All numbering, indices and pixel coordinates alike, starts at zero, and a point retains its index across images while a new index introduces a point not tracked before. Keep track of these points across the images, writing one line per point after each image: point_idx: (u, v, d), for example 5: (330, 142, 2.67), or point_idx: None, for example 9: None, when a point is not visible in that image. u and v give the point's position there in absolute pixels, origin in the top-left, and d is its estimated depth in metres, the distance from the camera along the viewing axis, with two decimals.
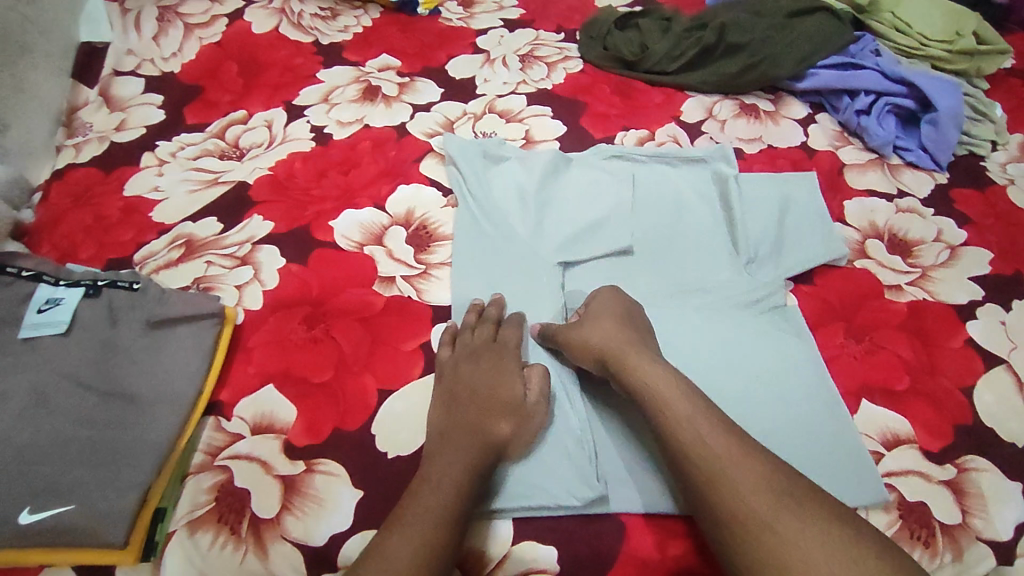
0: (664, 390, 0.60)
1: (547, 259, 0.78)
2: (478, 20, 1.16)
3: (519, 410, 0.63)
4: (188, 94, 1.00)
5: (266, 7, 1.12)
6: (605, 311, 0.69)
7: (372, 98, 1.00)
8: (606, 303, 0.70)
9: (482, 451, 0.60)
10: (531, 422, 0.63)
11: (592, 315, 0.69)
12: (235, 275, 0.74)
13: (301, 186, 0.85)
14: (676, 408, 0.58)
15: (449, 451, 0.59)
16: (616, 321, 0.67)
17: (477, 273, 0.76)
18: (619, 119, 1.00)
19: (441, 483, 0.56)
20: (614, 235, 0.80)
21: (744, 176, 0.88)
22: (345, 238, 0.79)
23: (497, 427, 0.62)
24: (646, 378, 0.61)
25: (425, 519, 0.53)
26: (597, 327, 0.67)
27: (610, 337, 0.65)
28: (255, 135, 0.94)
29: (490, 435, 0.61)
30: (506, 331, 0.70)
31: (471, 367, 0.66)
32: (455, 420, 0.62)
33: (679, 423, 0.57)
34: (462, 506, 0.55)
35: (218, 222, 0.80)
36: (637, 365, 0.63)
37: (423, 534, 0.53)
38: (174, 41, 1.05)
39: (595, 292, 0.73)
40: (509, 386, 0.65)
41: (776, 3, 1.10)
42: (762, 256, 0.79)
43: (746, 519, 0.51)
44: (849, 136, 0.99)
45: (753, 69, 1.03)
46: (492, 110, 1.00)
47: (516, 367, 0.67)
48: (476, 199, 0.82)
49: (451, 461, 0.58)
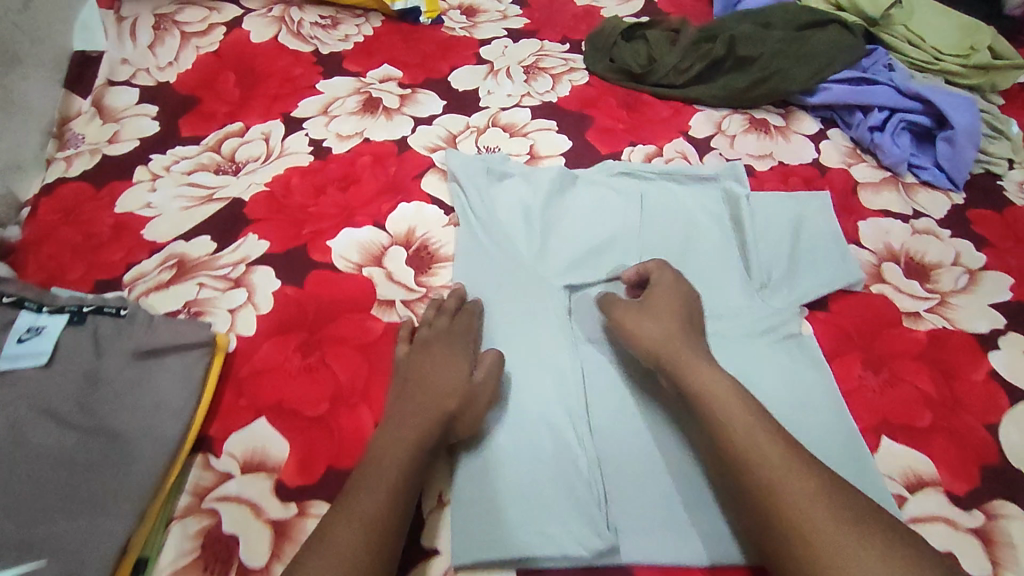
0: (723, 399, 0.59)
1: (552, 283, 0.75)
2: (481, 30, 1.14)
3: (465, 387, 0.62)
4: (185, 106, 0.97)
5: (265, 15, 1.09)
6: (669, 306, 0.68)
7: (373, 111, 0.98)
8: (670, 293, 0.69)
9: (426, 433, 0.58)
10: (476, 401, 0.62)
11: (654, 308, 0.68)
12: (228, 298, 0.71)
13: (298, 203, 0.83)
14: (732, 417, 0.58)
15: (395, 431, 0.58)
16: (675, 319, 0.67)
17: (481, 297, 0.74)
18: (626, 134, 0.97)
19: (382, 468, 0.56)
20: (621, 259, 0.79)
21: (755, 196, 0.85)
22: (343, 260, 0.76)
23: (442, 403, 0.60)
24: (703, 386, 0.61)
25: (370, 500, 0.53)
26: (656, 323, 0.67)
27: (668, 339, 0.65)
28: (252, 148, 0.91)
29: (433, 418, 0.59)
30: (462, 318, 0.69)
31: (420, 358, 0.65)
32: (400, 407, 0.61)
33: (735, 431, 0.57)
34: (408, 484, 0.55)
35: (212, 241, 0.77)
36: (692, 368, 0.62)
37: (370, 513, 0.52)
38: (170, 50, 1.02)
39: (660, 265, 0.73)
40: (453, 371, 0.63)
41: (786, 15, 1.07)
42: (774, 282, 0.76)
43: (807, 530, 0.51)
44: (861, 152, 0.97)
45: (764, 83, 1.00)
46: (496, 124, 0.97)
47: (465, 351, 0.66)
48: (479, 218, 0.80)
49: (397, 441, 0.57)
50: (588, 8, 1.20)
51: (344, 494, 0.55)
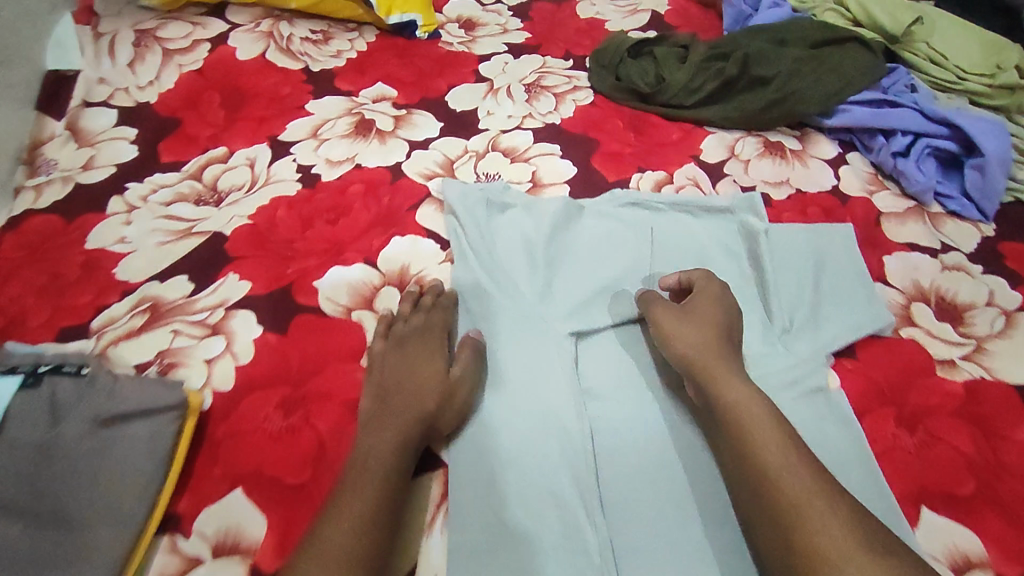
0: (752, 410, 0.58)
1: (557, 330, 0.69)
2: (481, 45, 1.08)
3: (442, 383, 0.63)
4: (166, 129, 0.91)
5: (252, 30, 1.03)
6: (708, 316, 0.66)
7: (365, 133, 0.92)
8: (707, 302, 0.68)
9: (411, 427, 0.59)
10: (454, 397, 0.62)
11: (691, 317, 0.66)
12: (205, 347, 0.66)
13: (283, 238, 0.78)
14: (760, 433, 0.56)
15: (379, 429, 0.58)
16: (713, 330, 0.65)
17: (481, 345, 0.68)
18: (634, 159, 0.91)
19: (371, 464, 0.55)
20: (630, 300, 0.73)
21: (774, 230, 0.80)
22: (331, 302, 0.71)
23: (421, 401, 0.61)
24: (730, 396, 0.59)
25: (358, 502, 0.53)
26: (692, 331, 0.65)
27: (705, 348, 0.63)
28: (236, 175, 0.86)
29: (415, 413, 0.60)
30: (437, 314, 0.70)
31: (397, 357, 0.65)
32: (382, 405, 0.61)
33: (758, 443, 0.55)
34: (394, 484, 0.55)
35: (189, 281, 0.72)
36: (725, 380, 0.60)
37: (358, 513, 0.52)
38: (151, 68, 0.96)
39: (708, 277, 0.71)
40: (432, 366, 0.64)
41: (802, 32, 1.01)
42: (798, 325, 0.71)
43: (826, 555, 0.48)
44: (883, 179, 0.91)
45: (779, 105, 0.94)
46: (496, 148, 0.92)
47: (442, 348, 0.67)
48: (477, 256, 0.75)
49: (379, 438, 0.57)
50: (592, 21, 1.14)
51: (331, 496, 0.54)
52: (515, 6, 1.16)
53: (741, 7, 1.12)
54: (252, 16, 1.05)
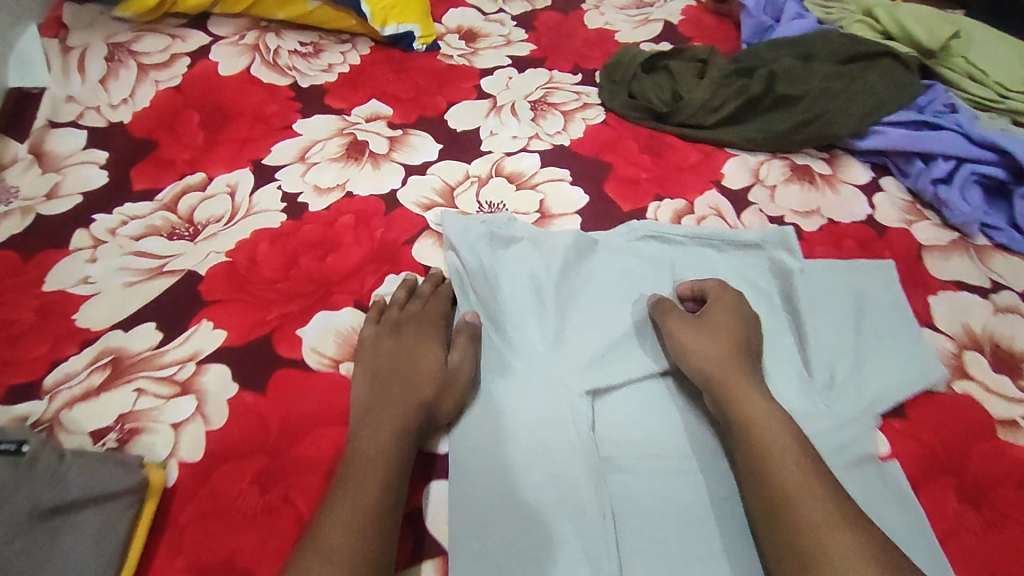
0: (772, 424, 0.55)
1: (572, 388, 0.62)
2: (482, 58, 1.00)
3: (440, 370, 0.60)
4: (139, 151, 0.83)
5: (236, 43, 0.95)
6: (727, 326, 0.64)
7: (358, 156, 0.85)
8: (724, 308, 0.66)
9: (410, 415, 0.57)
10: (454, 385, 0.60)
11: (709, 325, 0.64)
12: (172, 408, 0.59)
13: (265, 277, 0.70)
14: (772, 440, 0.54)
15: (381, 419, 0.56)
16: (732, 342, 0.62)
17: (489, 410, 0.61)
18: (651, 186, 0.83)
19: (370, 455, 0.53)
20: (651, 352, 0.66)
21: (809, 269, 0.73)
22: (316, 353, 0.64)
23: (420, 389, 0.59)
24: (749, 410, 0.57)
25: (362, 495, 0.50)
26: (710, 342, 0.62)
27: (722, 360, 0.61)
28: (215, 205, 0.78)
29: (413, 401, 0.58)
30: (433, 303, 0.68)
31: (391, 344, 0.63)
32: (378, 393, 0.59)
33: (772, 449, 0.54)
34: (397, 476, 0.53)
35: (158, 329, 0.64)
36: (744, 393, 0.58)
37: (361, 508, 0.50)
38: (125, 85, 0.88)
39: (721, 285, 0.69)
40: (429, 353, 0.62)
41: (828, 45, 0.94)
42: (840, 380, 0.65)
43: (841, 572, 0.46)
44: (922, 208, 0.84)
45: (807, 126, 0.87)
46: (500, 173, 0.84)
47: (438, 337, 0.65)
48: (483, 304, 0.69)
49: (379, 429, 0.55)
50: (601, 32, 1.06)
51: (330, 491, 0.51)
52: (519, 15, 1.08)
53: (761, 19, 1.04)
54: (237, 28, 0.97)
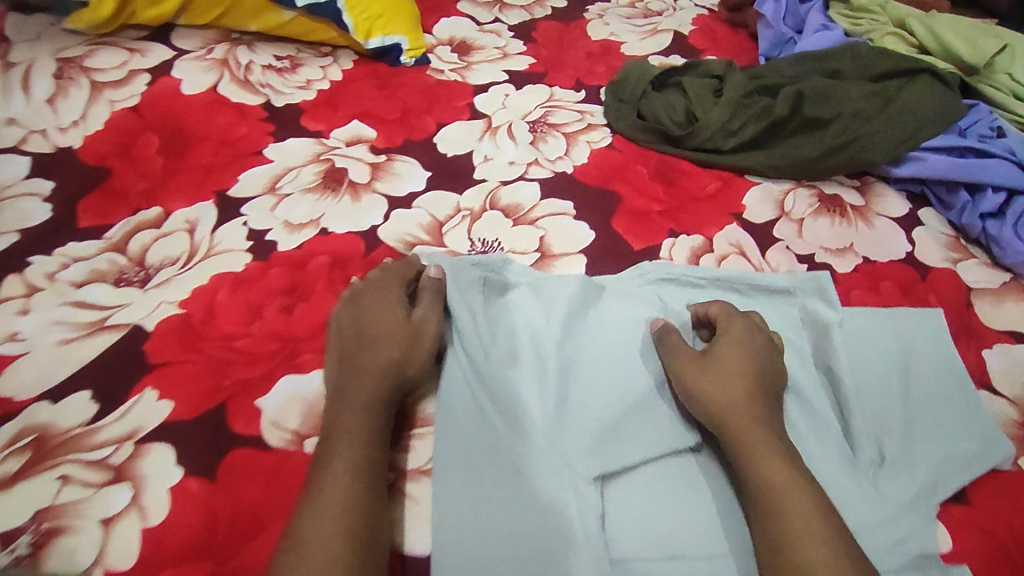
0: (798, 502, 0.49)
1: (578, 473, 0.54)
2: (477, 72, 0.91)
3: (404, 325, 0.60)
4: (88, 180, 0.73)
5: (203, 57, 0.86)
6: (737, 365, 0.57)
7: (335, 186, 0.75)
8: (733, 339, 0.60)
9: (381, 377, 0.56)
10: (421, 338, 0.59)
11: (718, 366, 0.58)
12: (102, 501, 0.51)
13: (223, 333, 0.61)
14: (768, 458, 0.52)
15: (353, 384, 0.55)
16: (746, 384, 0.56)
17: (484, 512, 0.53)
18: (663, 219, 0.74)
19: (343, 423, 0.53)
20: (670, 424, 0.58)
21: (849, 321, 0.64)
22: (278, 428, 0.56)
23: (386, 350, 0.58)
24: (771, 475, 0.51)
25: (341, 470, 0.49)
26: (723, 389, 0.56)
27: (736, 406, 0.55)
28: (170, 244, 0.68)
29: (382, 357, 0.57)
30: (400, 266, 0.66)
31: (354, 310, 0.61)
32: (346, 364, 0.57)
33: (760, 453, 0.52)
34: (376, 430, 0.53)
35: (93, 400, 0.56)
36: (762, 452, 0.52)
37: (341, 483, 0.49)
38: (75, 105, 0.79)
39: (728, 310, 0.63)
40: (392, 308, 0.61)
41: (858, 61, 0.85)
42: (893, 456, 0.56)
43: None
44: (967, 244, 0.75)
45: (840, 151, 0.78)
46: (495, 205, 0.75)
47: (400, 295, 0.63)
48: (477, 367, 0.60)
49: (350, 395, 0.54)
50: (605, 43, 0.97)
51: (307, 483, 0.49)
52: (516, 25, 0.99)
53: (782, 30, 0.95)
54: (204, 40, 0.88)
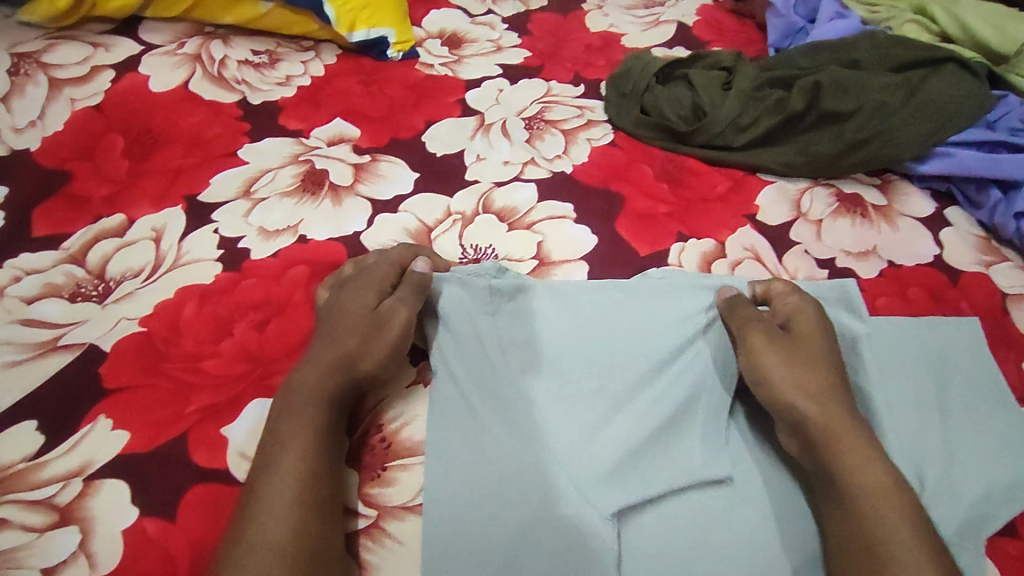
0: (884, 509, 0.45)
1: (595, 505, 0.49)
2: (468, 66, 0.85)
3: (371, 318, 0.54)
4: (45, 185, 0.67)
5: (173, 53, 0.80)
6: (819, 352, 0.53)
7: (315, 190, 0.69)
8: (810, 324, 0.55)
9: (336, 385, 0.50)
10: (384, 330, 0.54)
11: (801, 347, 0.53)
12: (45, 548, 0.45)
13: (187, 353, 0.55)
14: (858, 452, 0.48)
15: (297, 382, 0.50)
16: (831, 372, 0.52)
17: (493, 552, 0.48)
18: (672, 222, 0.68)
19: (283, 442, 0.46)
20: (699, 449, 0.52)
21: (878, 331, 0.59)
22: (244, 461, 0.50)
23: (342, 341, 0.52)
24: (861, 472, 0.47)
25: (286, 478, 0.44)
26: (810, 375, 0.52)
27: (822, 395, 0.51)
28: (133, 254, 0.62)
29: (332, 360, 0.51)
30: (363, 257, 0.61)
31: (350, 300, 0.56)
32: (307, 366, 0.51)
33: (854, 452, 0.48)
34: (325, 445, 0.47)
35: (39, 431, 0.50)
36: (851, 446, 0.48)
37: (283, 503, 0.43)
38: (32, 104, 0.73)
39: (792, 288, 0.59)
40: (358, 305, 0.55)
41: (877, 49, 0.80)
42: (934, 484, 0.51)
43: None
44: (999, 245, 0.69)
45: (860, 148, 0.72)
46: (488, 208, 0.69)
47: (380, 283, 0.57)
48: (484, 387, 0.54)
49: (294, 405, 0.48)
50: (605, 35, 0.91)
51: (246, 495, 0.44)
52: (510, 17, 0.93)
53: (792, 19, 0.90)
54: (175, 34, 0.83)
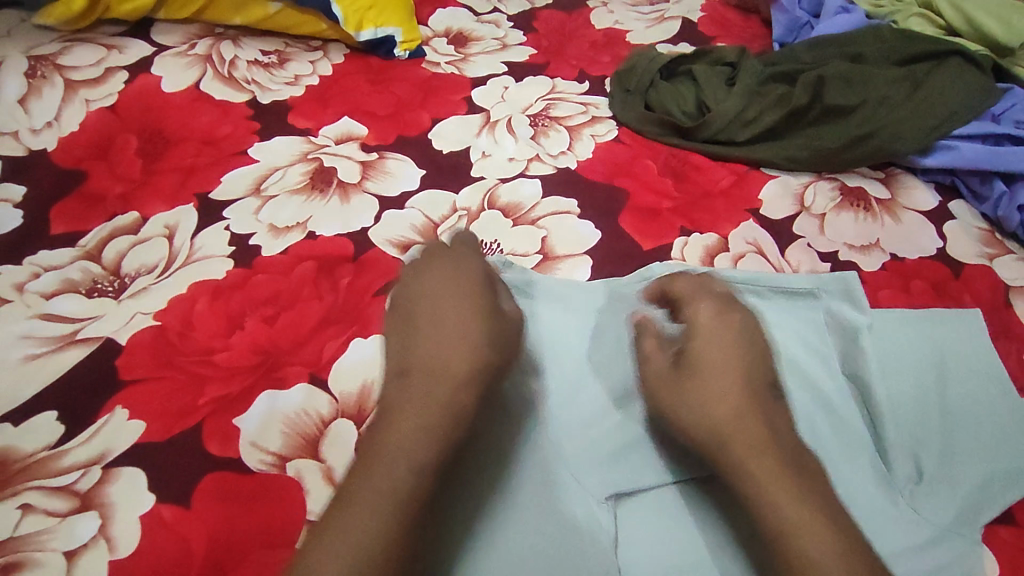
0: (792, 516, 0.43)
1: (588, 490, 0.51)
2: (474, 65, 0.86)
3: (495, 326, 0.52)
4: (62, 185, 0.69)
5: (185, 54, 0.82)
6: (710, 361, 0.51)
7: (323, 187, 0.70)
8: (708, 328, 0.52)
9: (452, 396, 0.48)
10: (501, 340, 0.52)
11: (700, 364, 0.51)
12: (66, 532, 0.47)
13: (200, 347, 0.57)
14: (756, 463, 0.46)
15: (406, 396, 0.47)
16: (730, 378, 0.50)
17: (517, 549, 0.48)
18: (675, 216, 0.69)
19: (392, 450, 0.44)
20: None
21: (880, 322, 0.59)
22: (257, 450, 0.52)
23: (456, 348, 0.50)
24: (762, 481, 0.45)
25: (386, 497, 0.42)
26: (703, 396, 0.49)
27: (715, 412, 0.48)
28: (147, 251, 0.64)
29: (450, 369, 0.49)
30: (431, 253, 0.58)
31: (438, 301, 0.53)
32: (418, 375, 0.49)
33: (747, 462, 0.46)
34: (433, 459, 0.45)
35: (60, 421, 0.52)
36: (749, 457, 0.46)
37: (379, 517, 0.42)
38: (48, 105, 0.75)
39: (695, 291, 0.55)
40: (477, 311, 0.52)
41: (881, 44, 0.80)
42: (930, 475, 0.52)
43: None
44: (1002, 237, 0.69)
45: (864, 142, 0.73)
46: (493, 204, 0.70)
47: (488, 287, 0.55)
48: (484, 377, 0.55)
49: (408, 414, 0.46)
50: (610, 32, 0.92)
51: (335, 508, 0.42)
52: (516, 15, 0.94)
53: (797, 14, 0.90)
54: (186, 35, 0.84)
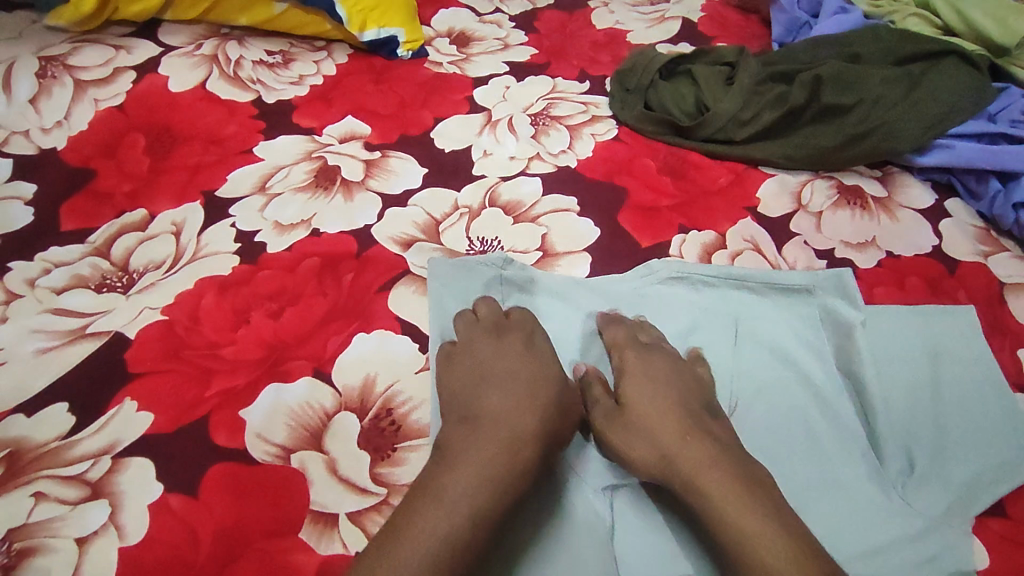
0: (743, 520, 0.45)
1: (587, 482, 0.53)
2: (476, 64, 0.87)
3: (560, 400, 0.55)
4: (71, 182, 0.70)
5: (191, 54, 0.83)
6: (645, 403, 0.54)
7: (327, 185, 0.71)
8: (639, 372, 0.56)
9: (509, 450, 0.51)
10: (563, 413, 0.55)
11: (633, 407, 0.54)
12: (77, 519, 0.48)
13: (207, 341, 0.58)
14: (702, 480, 0.48)
15: (468, 445, 0.50)
16: (664, 414, 0.53)
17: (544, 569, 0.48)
18: (673, 214, 0.70)
19: (447, 493, 0.47)
20: None
21: (874, 318, 0.61)
22: (262, 441, 0.53)
23: (521, 413, 0.53)
24: (710, 493, 0.47)
25: (436, 533, 0.44)
26: (638, 441, 0.52)
27: (653, 451, 0.51)
28: (155, 247, 0.65)
29: (512, 428, 0.52)
30: (486, 316, 0.61)
31: (504, 365, 0.57)
32: (481, 431, 0.52)
33: (694, 481, 0.48)
34: (489, 509, 0.47)
35: (71, 412, 0.53)
36: (696, 476, 0.48)
37: (430, 550, 0.44)
38: (58, 104, 0.76)
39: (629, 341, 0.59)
40: (544, 384, 0.56)
41: (879, 44, 0.81)
42: (921, 467, 0.53)
43: None
44: (997, 235, 0.70)
45: (860, 141, 0.74)
46: (494, 202, 0.71)
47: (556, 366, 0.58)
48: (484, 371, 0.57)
49: (467, 461, 0.49)
50: (611, 32, 0.93)
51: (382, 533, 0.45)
52: (517, 15, 0.95)
53: (796, 14, 0.91)
54: (193, 36, 0.86)
